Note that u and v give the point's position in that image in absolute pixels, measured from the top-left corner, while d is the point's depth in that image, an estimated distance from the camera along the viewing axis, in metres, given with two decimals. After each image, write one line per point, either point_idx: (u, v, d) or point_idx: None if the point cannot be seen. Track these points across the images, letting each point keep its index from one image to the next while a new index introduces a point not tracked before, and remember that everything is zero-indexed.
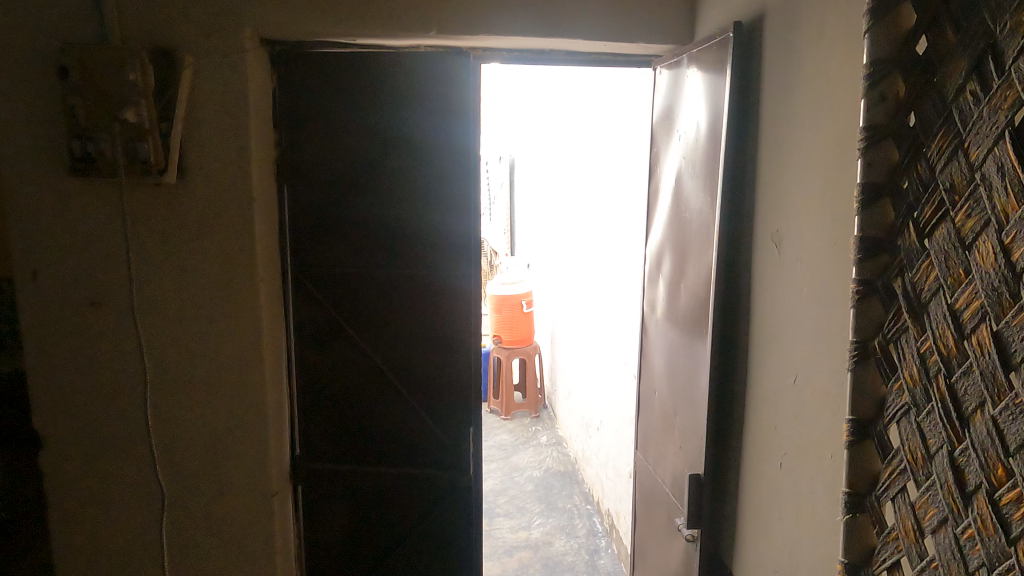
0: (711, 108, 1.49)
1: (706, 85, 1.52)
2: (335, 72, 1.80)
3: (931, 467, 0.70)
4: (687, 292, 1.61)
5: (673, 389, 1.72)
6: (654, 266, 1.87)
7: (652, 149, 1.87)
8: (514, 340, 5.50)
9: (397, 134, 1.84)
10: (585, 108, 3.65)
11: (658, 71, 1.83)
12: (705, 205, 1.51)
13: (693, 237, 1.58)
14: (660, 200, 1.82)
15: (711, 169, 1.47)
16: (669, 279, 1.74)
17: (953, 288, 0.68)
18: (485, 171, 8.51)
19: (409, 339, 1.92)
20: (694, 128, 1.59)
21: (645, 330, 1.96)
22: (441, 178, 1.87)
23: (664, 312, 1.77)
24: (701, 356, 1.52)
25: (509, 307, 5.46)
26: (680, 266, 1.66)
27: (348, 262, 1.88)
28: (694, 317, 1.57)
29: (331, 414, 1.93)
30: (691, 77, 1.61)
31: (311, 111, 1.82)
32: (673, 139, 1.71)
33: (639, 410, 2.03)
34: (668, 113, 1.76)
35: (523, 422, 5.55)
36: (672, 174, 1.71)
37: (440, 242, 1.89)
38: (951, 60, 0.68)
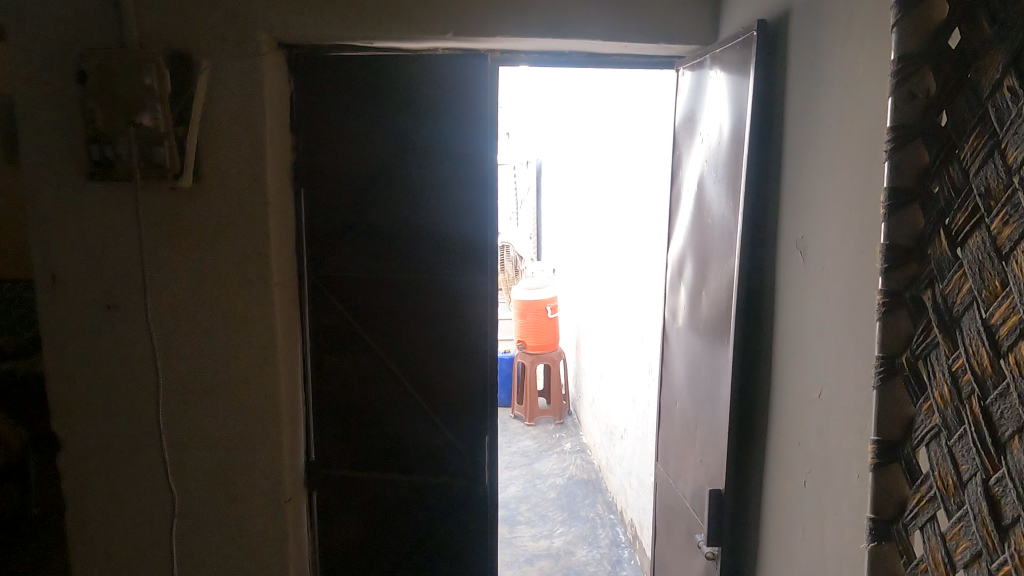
0: (735, 110, 1.43)
1: (729, 86, 1.47)
2: (354, 75, 1.79)
3: (963, 496, 0.65)
4: (709, 300, 1.56)
5: (694, 399, 1.67)
6: (675, 272, 1.82)
7: (675, 153, 1.82)
8: (539, 345, 5.47)
9: (414, 139, 1.82)
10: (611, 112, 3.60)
11: (681, 73, 1.78)
12: (728, 210, 1.46)
13: (715, 244, 1.52)
14: (681, 204, 1.76)
15: (734, 173, 1.42)
16: (691, 285, 1.69)
17: (988, 302, 0.62)
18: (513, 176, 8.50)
19: (426, 346, 1.90)
20: (716, 130, 1.53)
21: (666, 339, 1.91)
22: (459, 183, 1.84)
23: (686, 320, 1.72)
24: (723, 367, 1.47)
25: (534, 312, 5.42)
26: (702, 273, 1.61)
27: (364, 267, 1.87)
28: (716, 326, 1.51)
29: (346, 421, 1.92)
30: (714, 79, 1.55)
31: (329, 115, 1.81)
32: (695, 142, 1.66)
33: (660, 420, 1.98)
34: (691, 115, 1.71)
35: (548, 428, 5.50)
36: (694, 178, 1.66)
37: (458, 248, 1.86)
38: (988, 54, 0.63)
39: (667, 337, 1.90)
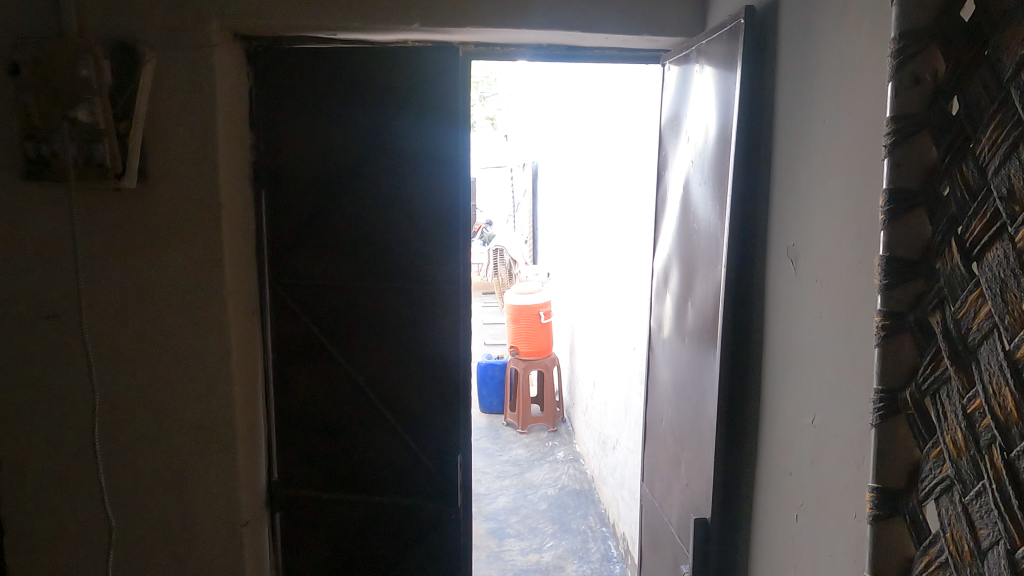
0: (720, 106, 1.32)
1: (715, 80, 1.35)
2: (318, 71, 1.68)
3: (982, 566, 0.53)
4: (695, 311, 1.44)
5: (680, 417, 1.55)
6: (662, 280, 1.70)
7: (660, 154, 1.71)
8: (531, 351, 5.36)
9: (382, 139, 1.71)
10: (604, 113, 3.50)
11: (667, 67, 1.67)
12: (714, 214, 1.34)
13: (701, 251, 1.41)
14: (667, 208, 1.65)
15: (721, 174, 1.30)
16: (677, 295, 1.57)
17: (1012, 331, 0.51)
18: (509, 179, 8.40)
19: (394, 358, 1.78)
20: (703, 129, 1.42)
21: (651, 351, 1.79)
22: (429, 186, 1.72)
23: (671, 333, 1.60)
24: (709, 385, 1.35)
25: (527, 317, 5.31)
26: (688, 281, 1.49)
27: (329, 275, 1.75)
28: (702, 340, 1.39)
29: (310, 438, 1.80)
30: (700, 73, 1.44)
31: (291, 113, 1.70)
32: (681, 142, 1.54)
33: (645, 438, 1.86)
34: (676, 112, 1.59)
35: (541, 436, 5.37)
36: (679, 179, 1.55)
37: (428, 255, 1.74)
38: (1008, 26, 0.52)
39: (653, 349, 1.78)
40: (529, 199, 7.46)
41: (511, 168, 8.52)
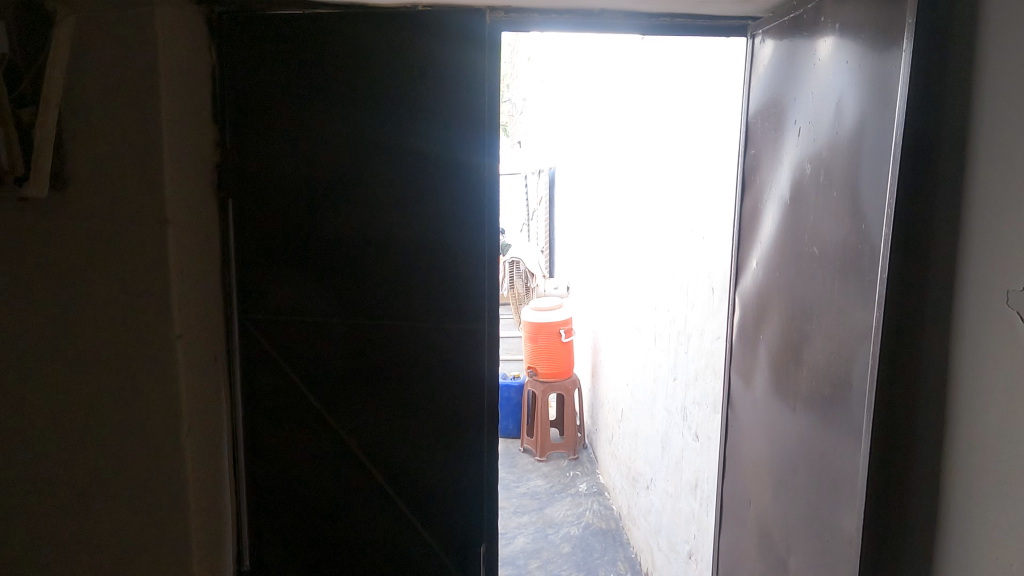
0: (861, 81, 0.93)
1: (850, 47, 0.97)
2: (302, 51, 1.31)
3: None
4: (812, 368, 1.05)
5: (783, 507, 1.15)
6: (750, 317, 1.30)
7: (748, 154, 1.31)
8: (550, 373, 4.96)
9: (383, 137, 1.32)
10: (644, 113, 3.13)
11: (760, 41, 1.28)
12: (851, 234, 0.95)
13: (825, 286, 1.01)
14: (759, 225, 1.26)
15: (864, 179, 0.91)
16: (777, 340, 1.18)
17: None
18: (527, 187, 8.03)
19: (398, 412, 1.39)
20: (826, 117, 1.03)
21: (730, 408, 1.40)
22: (443, 198, 1.34)
23: (768, 389, 1.20)
24: (843, 478, 0.96)
25: (546, 335, 4.93)
26: (797, 323, 1.10)
27: (314, 309, 1.37)
28: (828, 410, 1.00)
29: (290, 516, 1.42)
30: (820, 40, 1.05)
31: (269, 101, 1.32)
32: (786, 137, 1.15)
33: (718, 516, 1.47)
34: (776, 99, 1.20)
35: (561, 464, 4.95)
36: (783, 187, 1.16)
37: (441, 284, 1.35)
38: None
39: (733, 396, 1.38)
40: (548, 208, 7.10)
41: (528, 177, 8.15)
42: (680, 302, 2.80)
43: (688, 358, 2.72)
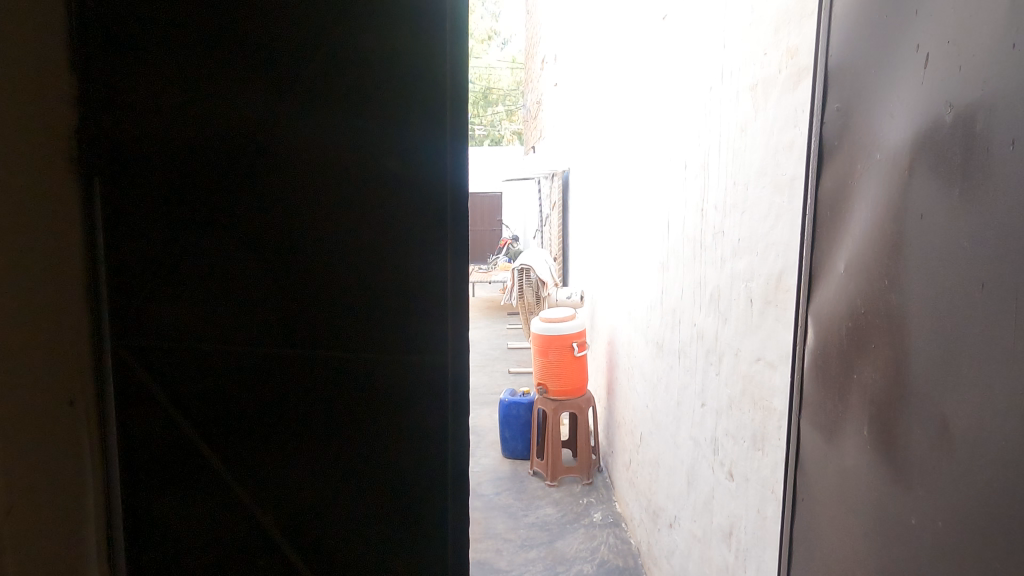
0: (997, 119, 0.88)
1: (990, 79, 0.90)
2: (233, 23, 1.04)
3: None
4: (923, 408, 1.03)
5: (873, 535, 1.17)
6: (839, 335, 1.28)
7: (846, 163, 1.25)
8: (562, 389, 4.59)
9: (335, 129, 1.05)
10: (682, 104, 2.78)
11: (869, 35, 1.17)
12: (969, 275, 0.93)
13: (938, 324, 1.00)
14: (854, 244, 1.22)
15: (998, 229, 0.88)
16: (876, 368, 1.16)
17: None
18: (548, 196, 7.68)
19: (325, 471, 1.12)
20: (948, 152, 0.98)
21: (813, 421, 1.39)
22: (397, 201, 1.05)
23: (864, 416, 1.19)
24: (944, 524, 0.98)
25: (558, 349, 4.57)
26: (910, 336, 1.06)
27: (208, 323, 1.11)
28: (935, 457, 1.01)
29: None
30: (948, 61, 0.97)
31: (196, 78, 1.07)
32: (897, 159, 1.10)
33: (789, 523, 1.49)
34: (882, 112, 1.14)
35: (573, 490, 4.55)
36: (890, 213, 1.12)
37: (394, 305, 1.07)
38: None
39: (812, 410, 1.38)
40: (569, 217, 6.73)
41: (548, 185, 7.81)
42: (712, 316, 2.42)
43: (721, 383, 2.33)
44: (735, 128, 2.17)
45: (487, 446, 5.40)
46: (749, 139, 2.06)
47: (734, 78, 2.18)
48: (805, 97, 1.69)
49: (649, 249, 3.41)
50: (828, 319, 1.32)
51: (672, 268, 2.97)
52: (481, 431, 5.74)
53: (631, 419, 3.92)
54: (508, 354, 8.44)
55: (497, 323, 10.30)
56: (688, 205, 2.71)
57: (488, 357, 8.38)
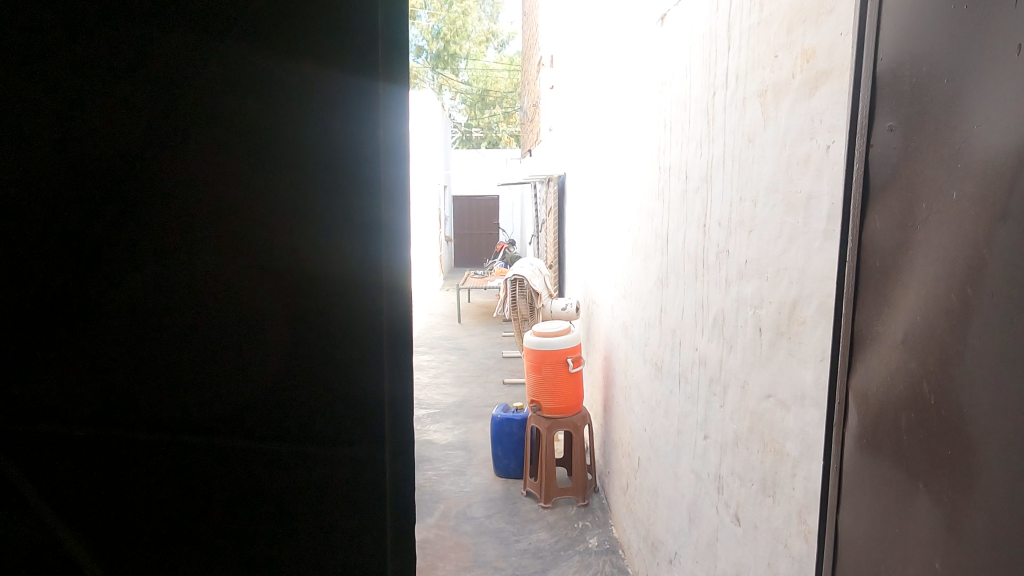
0: None
1: None
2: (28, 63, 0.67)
3: None
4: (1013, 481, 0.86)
5: None
6: (899, 388, 1.10)
7: (904, 187, 1.08)
8: (556, 407, 4.40)
9: (224, 94, 0.69)
10: (683, 111, 2.60)
11: (930, 40, 1.01)
12: None
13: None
14: (919, 282, 1.05)
15: None
16: (949, 430, 0.98)
17: None
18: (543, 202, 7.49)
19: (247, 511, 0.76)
20: None
21: (864, 489, 1.20)
22: (329, 193, 0.71)
23: (933, 487, 1.01)
24: None
25: (552, 364, 4.36)
26: (992, 394, 0.89)
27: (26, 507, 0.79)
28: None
29: None
30: None
31: None
32: (976, 180, 0.93)
33: None
34: (953, 127, 0.97)
35: (568, 512, 4.35)
36: (968, 243, 0.94)
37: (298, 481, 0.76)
38: None
39: (867, 477, 1.18)
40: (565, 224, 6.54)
41: (544, 192, 7.62)
42: (715, 343, 2.22)
43: (727, 416, 2.13)
44: (743, 137, 1.97)
45: (480, 463, 5.19)
46: (758, 150, 1.86)
47: (741, 83, 1.98)
48: (824, 104, 1.49)
49: (648, 264, 3.21)
50: (874, 401, 1.17)
51: (673, 286, 2.77)
52: (474, 447, 5.53)
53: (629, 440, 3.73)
54: (503, 363, 8.23)
55: (492, 331, 10.08)
56: (690, 219, 2.50)
57: (483, 366, 8.17)
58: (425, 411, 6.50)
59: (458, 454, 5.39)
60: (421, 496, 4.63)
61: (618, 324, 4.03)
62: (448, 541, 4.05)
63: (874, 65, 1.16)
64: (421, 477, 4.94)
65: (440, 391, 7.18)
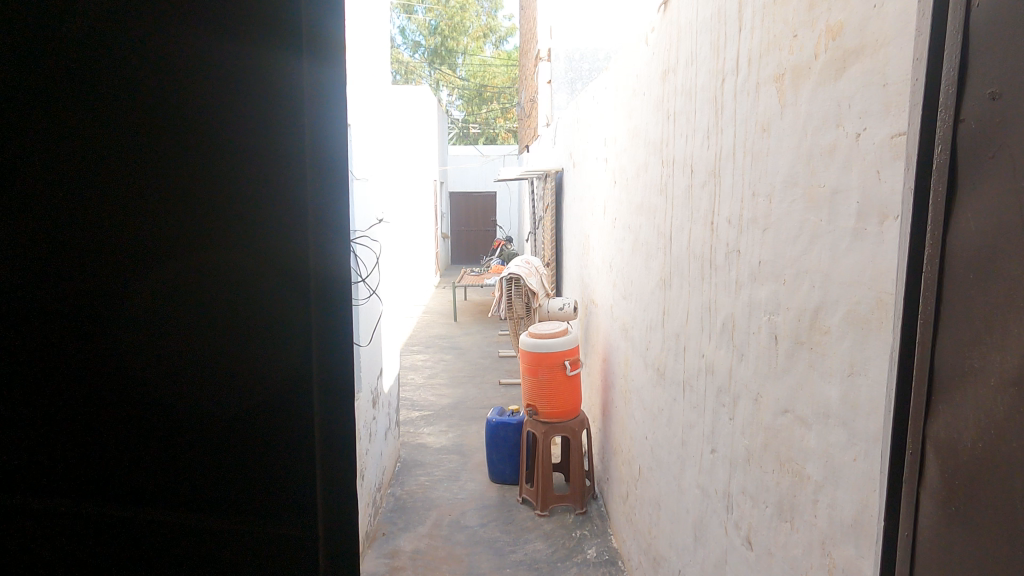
0: None
1: None
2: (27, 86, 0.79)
3: None
4: None
5: None
6: (1009, 440, 0.84)
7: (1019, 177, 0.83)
8: (553, 411, 4.24)
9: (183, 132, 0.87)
10: (689, 101, 2.44)
11: None
12: None
13: None
14: None
15: None
16: None
17: None
18: (542, 199, 7.31)
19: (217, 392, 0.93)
20: None
21: (949, 562, 0.95)
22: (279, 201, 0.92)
23: None
24: None
25: (548, 368, 4.20)
26: None
27: None
28: None
29: None
30: None
31: None
32: None
33: None
34: None
35: (565, 521, 4.19)
36: None
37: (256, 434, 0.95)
38: None
39: (955, 549, 0.93)
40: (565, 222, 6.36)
41: (542, 189, 7.44)
42: (724, 350, 2.05)
43: (736, 430, 1.97)
44: (756, 127, 1.80)
45: (474, 469, 5.02)
46: (774, 140, 1.69)
47: (754, 67, 1.81)
48: (852, 87, 1.32)
49: (651, 263, 3.04)
50: (968, 452, 0.92)
51: (678, 287, 2.60)
52: (468, 452, 5.36)
53: (629, 448, 3.56)
54: (499, 364, 8.04)
55: (489, 330, 9.89)
56: (697, 217, 2.33)
57: (479, 366, 7.98)
58: (419, 413, 6.32)
59: (452, 459, 5.22)
60: (413, 503, 4.47)
61: (619, 326, 3.87)
62: (441, 551, 3.88)
63: (966, 26, 0.93)
64: (414, 483, 4.77)
65: (435, 392, 7.00)
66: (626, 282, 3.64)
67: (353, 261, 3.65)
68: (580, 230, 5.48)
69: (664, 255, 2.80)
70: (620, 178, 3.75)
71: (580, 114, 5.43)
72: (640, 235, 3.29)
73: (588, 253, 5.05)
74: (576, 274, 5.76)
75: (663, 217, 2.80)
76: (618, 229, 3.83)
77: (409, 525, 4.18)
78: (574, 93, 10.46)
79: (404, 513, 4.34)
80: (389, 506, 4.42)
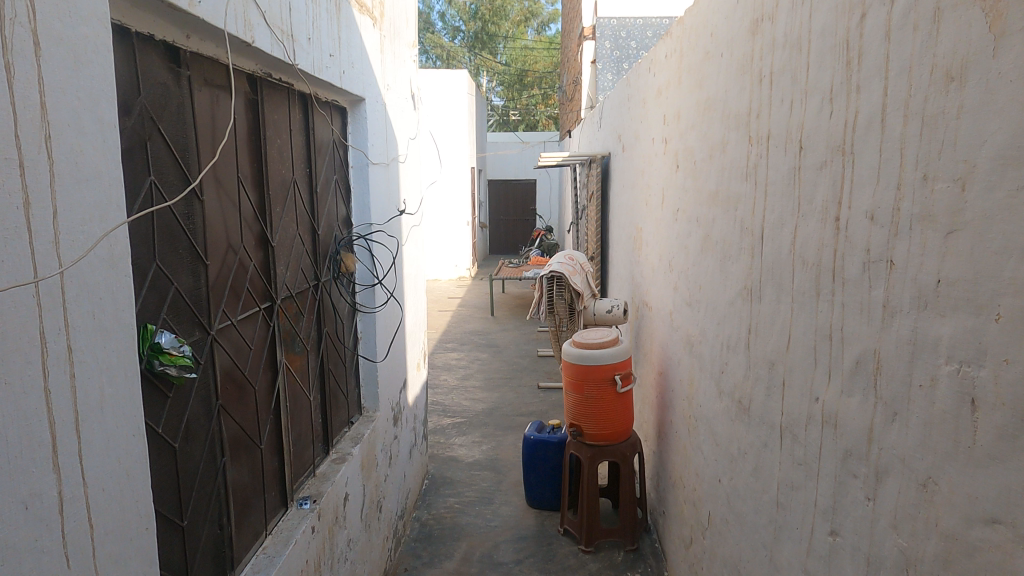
0: None
1: None
2: None
3: None
4: None
5: None
6: None
7: None
8: (601, 433, 3.66)
9: None
10: (797, 55, 1.83)
11: None
12: None
13: None
14: None
15: None
16: None
17: None
18: (586, 188, 6.71)
19: None
20: None
21: None
22: None
23: None
24: None
25: (595, 384, 3.62)
26: None
27: None
28: None
29: None
30: None
31: None
32: None
33: None
34: None
35: (615, 559, 3.62)
36: None
37: None
38: None
39: None
40: (615, 213, 5.75)
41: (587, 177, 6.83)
42: (859, 399, 1.46)
43: (880, 518, 1.38)
44: (937, 75, 1.19)
45: (511, 490, 4.48)
46: (975, 93, 1.09)
47: None
48: None
49: (732, 266, 2.43)
50: None
51: (775, 300, 1.99)
52: (503, 469, 4.82)
53: (693, 484, 2.97)
54: (539, 365, 7.46)
55: (527, 327, 9.32)
56: (812, 209, 1.72)
57: (517, 368, 7.41)
58: (451, 421, 5.80)
59: (485, 477, 4.68)
60: (441, 531, 3.95)
61: (681, 337, 3.26)
62: None
63: None
64: (442, 506, 4.25)
65: (469, 397, 6.46)
66: (693, 286, 3.03)
67: (368, 259, 3.12)
68: (631, 222, 4.87)
69: (753, 258, 2.19)
70: (687, 160, 3.14)
71: (633, 92, 4.81)
72: (713, 230, 2.67)
73: (641, 248, 4.43)
74: (625, 271, 5.14)
75: (753, 210, 2.19)
76: (683, 222, 3.22)
77: (435, 559, 3.66)
78: (620, 74, 9.72)
79: (430, 543, 3.82)
80: (413, 534, 3.92)
